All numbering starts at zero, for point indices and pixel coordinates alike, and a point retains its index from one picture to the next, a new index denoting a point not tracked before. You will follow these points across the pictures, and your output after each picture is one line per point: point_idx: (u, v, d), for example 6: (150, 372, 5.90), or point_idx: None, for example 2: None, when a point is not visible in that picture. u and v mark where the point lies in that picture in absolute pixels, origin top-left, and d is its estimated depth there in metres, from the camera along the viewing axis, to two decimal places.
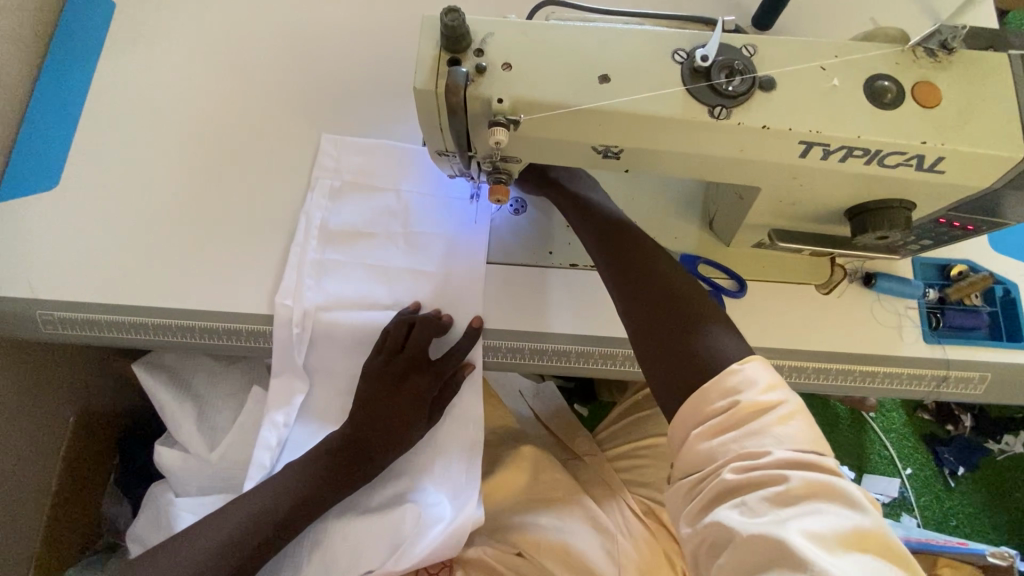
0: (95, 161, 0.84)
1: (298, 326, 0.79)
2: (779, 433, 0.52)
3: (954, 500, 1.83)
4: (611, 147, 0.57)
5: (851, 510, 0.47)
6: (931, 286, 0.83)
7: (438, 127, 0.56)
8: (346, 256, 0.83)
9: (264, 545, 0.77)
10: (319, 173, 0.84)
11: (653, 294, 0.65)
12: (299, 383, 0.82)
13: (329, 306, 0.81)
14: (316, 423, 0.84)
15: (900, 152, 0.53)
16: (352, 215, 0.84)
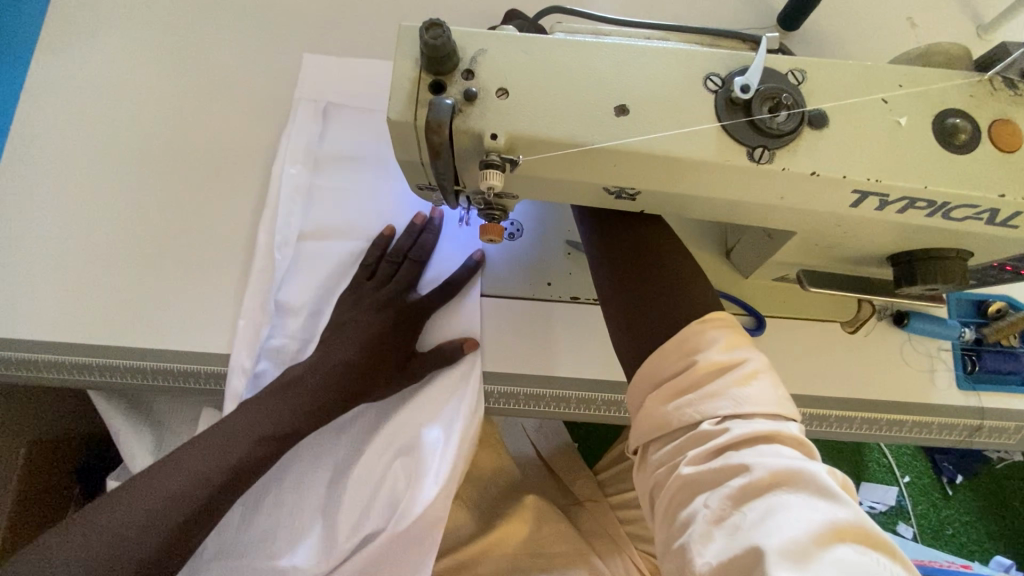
0: (29, 174, 0.74)
1: (281, 253, 0.72)
2: (738, 396, 0.46)
3: (951, 509, 1.81)
4: (626, 189, 0.47)
5: (820, 499, 0.39)
6: (967, 325, 0.75)
7: (419, 162, 0.47)
8: (331, 183, 0.76)
9: (212, 508, 0.59)
10: (301, 94, 0.77)
11: (632, 247, 0.59)
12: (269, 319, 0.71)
13: (312, 234, 0.74)
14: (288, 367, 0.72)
15: (971, 206, 0.45)
16: (338, 139, 0.77)
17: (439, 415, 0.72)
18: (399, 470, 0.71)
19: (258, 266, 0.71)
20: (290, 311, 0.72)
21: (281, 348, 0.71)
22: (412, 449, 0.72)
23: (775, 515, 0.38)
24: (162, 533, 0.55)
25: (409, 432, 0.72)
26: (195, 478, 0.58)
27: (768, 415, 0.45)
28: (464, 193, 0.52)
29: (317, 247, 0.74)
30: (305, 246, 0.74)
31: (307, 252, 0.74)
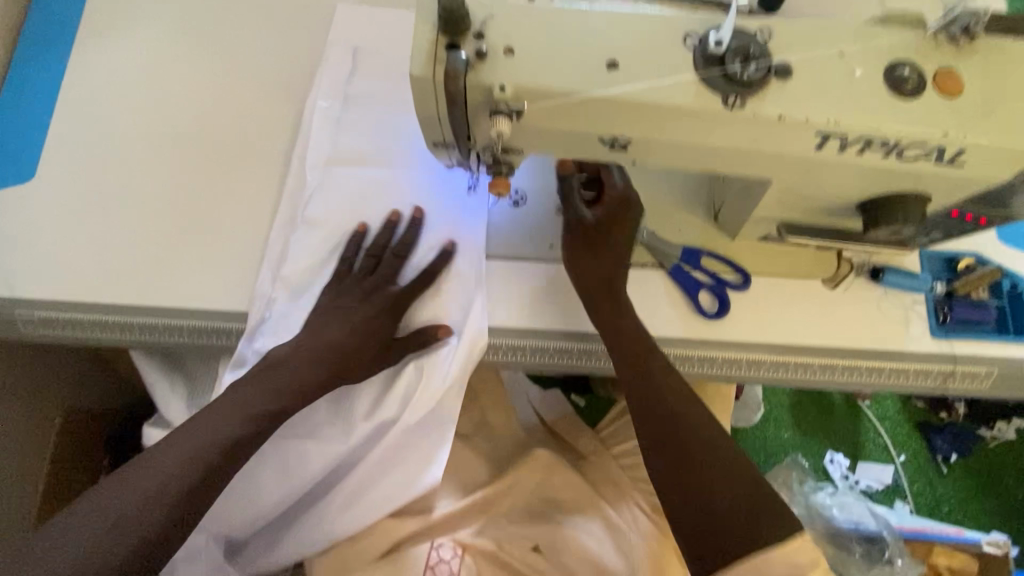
0: (72, 151, 0.80)
1: (309, 174, 0.80)
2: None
3: (946, 486, 1.85)
4: (618, 138, 0.53)
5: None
6: (938, 280, 0.82)
7: (436, 117, 0.53)
8: (357, 115, 0.83)
9: (212, 483, 0.63)
10: (334, 40, 0.86)
11: (598, 284, 0.74)
12: (296, 230, 0.78)
13: (336, 159, 0.81)
14: (309, 273, 0.77)
15: (920, 144, 0.51)
16: (364, 78, 0.85)
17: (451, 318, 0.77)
18: (415, 372, 0.75)
19: (292, 184, 0.80)
20: (317, 229, 0.78)
21: (305, 255, 0.77)
22: (425, 350, 0.76)
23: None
24: (156, 519, 0.59)
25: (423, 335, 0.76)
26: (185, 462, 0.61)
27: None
28: (474, 149, 0.58)
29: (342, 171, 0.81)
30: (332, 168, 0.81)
31: (331, 174, 0.81)
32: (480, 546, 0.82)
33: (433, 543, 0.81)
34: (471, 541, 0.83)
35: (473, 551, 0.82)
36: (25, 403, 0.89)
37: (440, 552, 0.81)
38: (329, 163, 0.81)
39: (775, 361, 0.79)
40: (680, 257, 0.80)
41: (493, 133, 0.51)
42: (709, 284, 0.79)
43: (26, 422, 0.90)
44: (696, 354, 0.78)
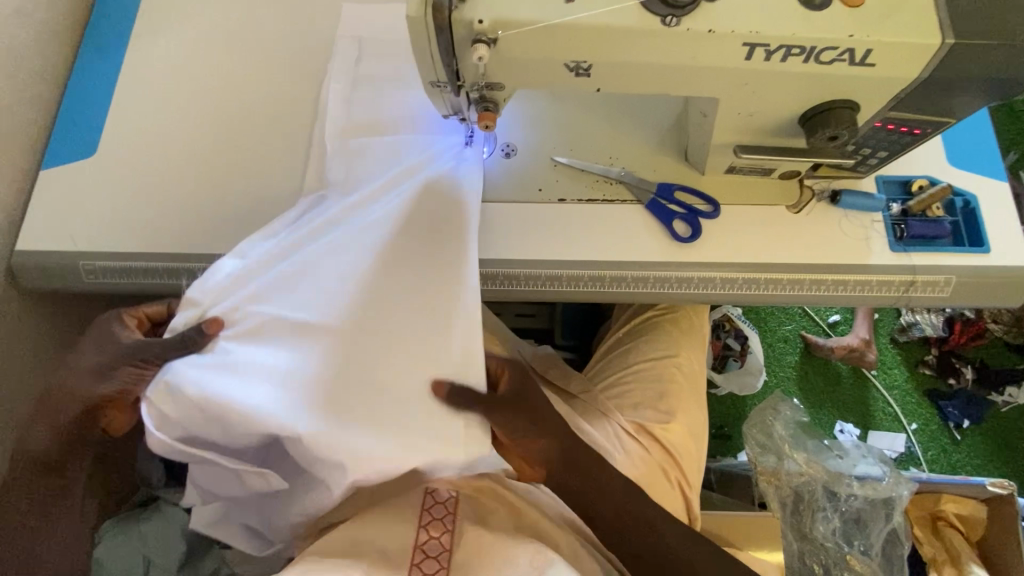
0: (126, 131, 0.94)
1: (329, 138, 0.93)
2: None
3: (961, 453, 1.86)
4: (581, 63, 0.64)
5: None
6: (894, 202, 0.90)
7: (429, 55, 0.65)
8: (370, 90, 0.96)
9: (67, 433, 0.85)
10: (347, 31, 1.01)
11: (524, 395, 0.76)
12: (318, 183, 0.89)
13: (351, 126, 0.94)
14: (321, 212, 0.83)
15: (832, 47, 0.61)
16: (373, 60, 0.99)
17: (452, 278, 0.79)
18: (427, 306, 0.77)
19: (315, 150, 0.93)
20: (327, 200, 0.86)
21: (322, 201, 0.86)
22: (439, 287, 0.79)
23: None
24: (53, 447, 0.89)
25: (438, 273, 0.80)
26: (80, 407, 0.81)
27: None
28: (464, 88, 0.70)
29: (355, 137, 0.93)
30: (347, 135, 0.93)
31: (347, 138, 0.93)
32: (473, 485, 0.87)
33: (427, 488, 0.84)
34: (463, 482, 0.87)
35: (466, 492, 0.86)
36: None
37: (434, 497, 0.83)
38: (346, 130, 0.93)
39: (746, 278, 0.87)
40: (655, 193, 0.89)
41: (475, 58, 0.62)
42: (681, 214, 0.89)
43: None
44: (673, 275, 0.87)
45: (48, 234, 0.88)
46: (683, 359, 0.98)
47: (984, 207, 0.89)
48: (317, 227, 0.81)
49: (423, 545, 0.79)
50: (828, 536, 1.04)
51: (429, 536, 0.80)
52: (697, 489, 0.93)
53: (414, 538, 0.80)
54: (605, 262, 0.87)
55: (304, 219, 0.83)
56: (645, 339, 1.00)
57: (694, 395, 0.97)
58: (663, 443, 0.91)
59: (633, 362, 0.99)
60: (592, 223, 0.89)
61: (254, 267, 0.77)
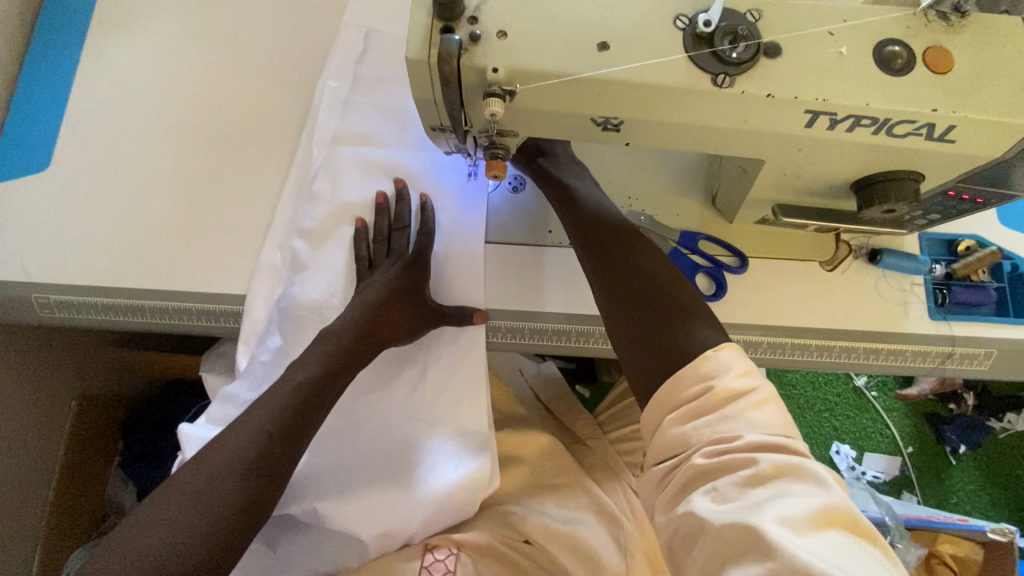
0: (85, 141, 0.83)
1: (316, 150, 0.83)
2: (750, 418, 0.53)
3: (955, 478, 1.84)
4: (610, 119, 0.55)
5: (816, 486, 0.48)
6: (938, 262, 0.82)
7: (433, 101, 0.55)
8: (367, 95, 0.86)
9: (277, 460, 0.64)
10: (347, 22, 0.89)
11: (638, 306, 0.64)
12: (302, 205, 0.81)
13: (342, 137, 0.84)
14: (316, 256, 0.80)
15: (909, 121, 0.52)
16: (374, 58, 0.87)
17: (457, 360, 0.80)
18: (431, 386, 0.80)
19: (299, 161, 0.83)
20: (310, 229, 0.80)
21: (310, 231, 0.80)
22: (441, 369, 0.80)
23: (776, 498, 0.47)
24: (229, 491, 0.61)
25: (444, 351, 0.80)
26: (252, 439, 0.64)
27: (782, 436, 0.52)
28: (472, 133, 0.60)
29: (346, 150, 0.83)
30: (337, 146, 0.84)
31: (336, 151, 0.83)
32: (476, 543, 0.81)
33: (428, 544, 0.80)
34: (466, 539, 0.81)
35: (468, 550, 0.81)
36: (36, 388, 0.93)
37: (435, 554, 0.79)
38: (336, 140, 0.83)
39: (771, 342, 0.80)
40: (678, 241, 0.81)
41: (487, 114, 0.52)
42: (706, 267, 0.80)
43: (38, 405, 0.94)
44: None
45: None
46: None
47: None
48: (315, 280, 0.80)
49: None
50: None
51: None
52: None
53: None
54: None
55: (295, 255, 0.79)
56: None
57: None
58: None
59: None
60: None
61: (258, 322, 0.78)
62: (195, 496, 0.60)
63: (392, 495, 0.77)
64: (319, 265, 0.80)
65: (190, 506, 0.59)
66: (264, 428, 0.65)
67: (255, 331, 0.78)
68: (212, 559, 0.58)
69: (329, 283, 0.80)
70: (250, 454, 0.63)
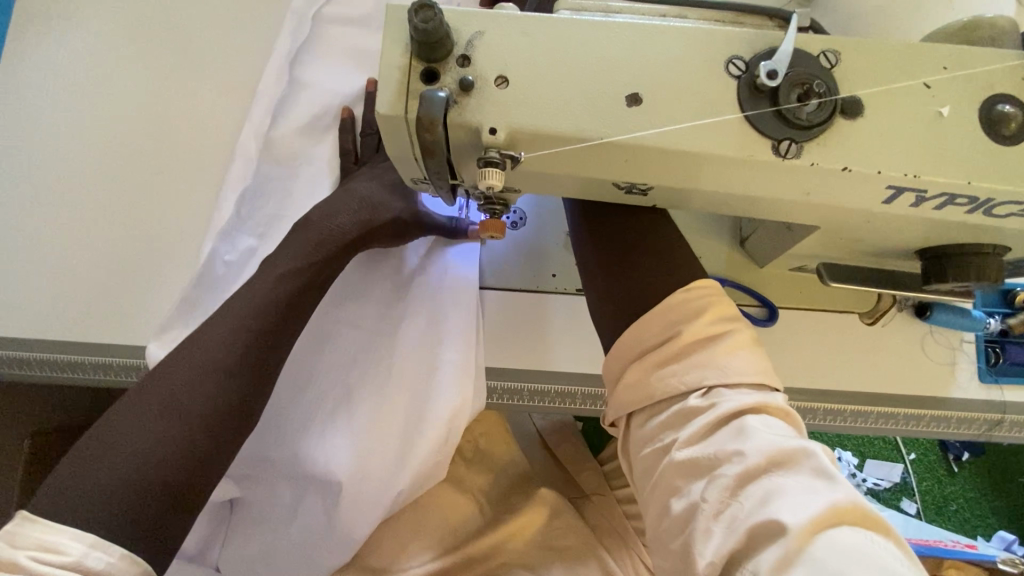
0: (8, 162, 0.71)
1: (300, 26, 0.76)
2: (723, 365, 0.46)
3: (955, 486, 1.80)
4: (638, 185, 0.43)
5: (819, 479, 0.39)
6: (992, 316, 0.72)
7: (413, 156, 0.43)
8: None
9: (268, 350, 0.55)
10: None
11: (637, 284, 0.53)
12: (282, 86, 0.74)
13: (331, 18, 0.77)
14: (294, 144, 0.72)
15: (1016, 202, 0.41)
16: None
17: (446, 296, 0.70)
18: (419, 318, 0.70)
19: (280, 37, 0.75)
20: (288, 109, 0.73)
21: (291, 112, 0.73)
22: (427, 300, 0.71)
23: (773, 500, 0.38)
24: (218, 382, 0.51)
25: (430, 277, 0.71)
26: (234, 330, 0.54)
27: (753, 384, 0.46)
28: (461, 187, 0.48)
29: (333, 31, 0.76)
30: (321, 24, 0.76)
31: (323, 29, 0.76)
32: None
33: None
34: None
35: None
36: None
37: None
38: (324, 19, 0.76)
39: (802, 406, 0.70)
40: None
41: (481, 185, 0.40)
42: None
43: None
44: None
45: None
46: None
47: None
48: (291, 169, 0.72)
49: None
50: None
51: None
52: None
53: None
54: None
55: (271, 137, 0.72)
56: None
57: None
58: None
59: None
60: None
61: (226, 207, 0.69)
62: (172, 402, 0.49)
63: (373, 439, 0.65)
64: (296, 152, 0.72)
65: (163, 415, 0.48)
66: (247, 325, 0.55)
67: (219, 227, 0.68)
68: (204, 458, 0.49)
69: (308, 182, 0.71)
70: (231, 351, 0.53)
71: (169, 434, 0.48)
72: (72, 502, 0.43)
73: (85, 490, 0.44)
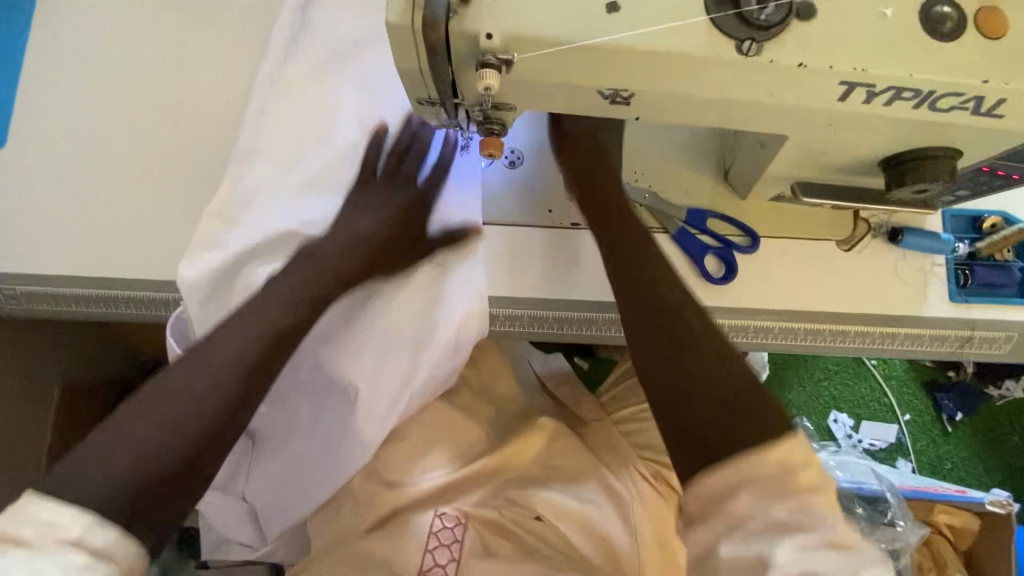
0: (41, 114, 0.76)
1: None
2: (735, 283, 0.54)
3: (950, 446, 1.85)
4: (619, 92, 0.49)
5: None
6: (961, 240, 0.77)
7: (419, 69, 0.48)
8: None
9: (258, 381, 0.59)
10: None
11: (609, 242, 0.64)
12: (296, 27, 0.79)
13: None
14: (308, 80, 0.77)
15: (956, 93, 0.46)
16: None
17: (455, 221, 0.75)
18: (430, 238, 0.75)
19: None
20: (303, 48, 0.78)
21: (305, 52, 0.78)
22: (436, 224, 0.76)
23: None
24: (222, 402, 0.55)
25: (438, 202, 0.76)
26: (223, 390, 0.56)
27: None
28: (463, 105, 0.54)
29: None
30: None
31: None
32: (484, 515, 0.81)
33: (437, 511, 0.80)
34: (475, 509, 0.81)
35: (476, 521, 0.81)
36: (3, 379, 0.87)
37: (443, 521, 0.79)
38: None
39: (784, 328, 0.75)
40: (686, 219, 0.75)
41: (480, 87, 0.46)
42: (715, 248, 0.75)
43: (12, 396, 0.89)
44: None
45: None
46: None
47: None
48: (307, 102, 0.77)
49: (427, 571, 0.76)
50: None
51: (433, 564, 0.76)
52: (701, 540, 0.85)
53: (420, 563, 0.76)
54: None
55: (287, 74, 0.77)
56: None
57: None
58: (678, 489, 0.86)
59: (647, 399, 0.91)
60: None
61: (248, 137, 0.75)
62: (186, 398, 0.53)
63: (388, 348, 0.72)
64: (310, 87, 0.77)
65: (171, 410, 0.52)
66: (238, 362, 0.58)
67: (242, 156, 0.74)
68: (214, 437, 0.54)
69: (318, 123, 0.76)
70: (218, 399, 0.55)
71: (183, 431, 0.51)
72: (93, 480, 0.46)
73: (104, 475, 0.46)
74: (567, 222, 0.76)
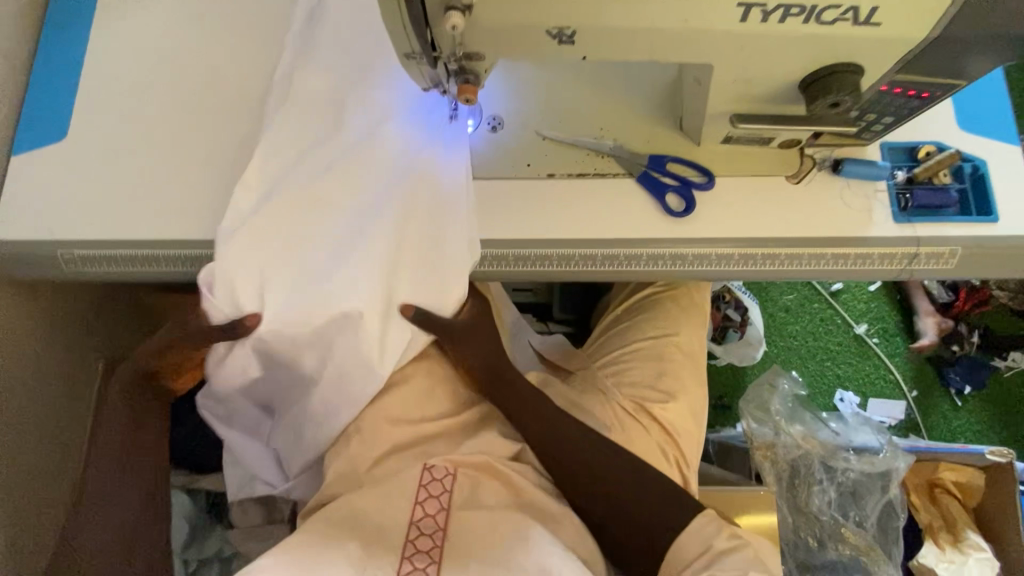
0: (98, 112, 0.91)
1: None
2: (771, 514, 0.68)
3: (982, 428, 1.65)
4: (563, 30, 0.61)
5: None
6: (900, 169, 0.86)
7: (401, 23, 0.61)
8: None
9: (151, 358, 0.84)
10: None
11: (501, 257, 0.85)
12: (306, 33, 0.92)
13: None
14: (318, 74, 0.89)
15: (835, 6, 0.58)
16: None
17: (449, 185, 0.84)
18: (430, 201, 0.84)
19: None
20: (314, 50, 0.90)
21: (315, 53, 0.90)
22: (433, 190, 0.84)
23: None
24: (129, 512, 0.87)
25: (435, 171, 0.85)
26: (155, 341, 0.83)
27: None
28: (441, 58, 0.66)
29: None
30: None
31: None
32: (472, 462, 0.79)
33: (425, 464, 0.77)
34: (462, 458, 0.79)
35: (466, 468, 0.79)
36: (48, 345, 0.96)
37: (433, 473, 0.76)
38: None
39: (743, 254, 0.84)
40: (648, 164, 0.85)
41: (449, 27, 0.60)
42: (675, 186, 0.85)
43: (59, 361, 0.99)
44: (667, 253, 0.83)
45: (19, 220, 0.85)
46: (682, 337, 0.98)
47: (994, 173, 0.85)
48: (318, 94, 0.88)
49: (417, 522, 0.72)
50: (823, 509, 1.04)
51: (424, 514, 0.73)
52: (695, 470, 0.93)
53: (409, 516, 0.72)
54: (595, 240, 0.84)
55: (300, 71, 0.89)
56: (643, 316, 1.01)
57: (694, 373, 0.97)
58: (663, 422, 0.91)
59: (626, 343, 0.99)
60: (585, 202, 0.85)
61: (270, 126, 0.86)
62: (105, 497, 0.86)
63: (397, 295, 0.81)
64: (320, 80, 0.89)
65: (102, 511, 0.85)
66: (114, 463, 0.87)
67: (267, 141, 0.85)
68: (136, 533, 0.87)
69: (328, 99, 0.88)
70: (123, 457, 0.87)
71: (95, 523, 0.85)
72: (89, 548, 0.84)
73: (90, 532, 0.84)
74: (543, 173, 0.86)
